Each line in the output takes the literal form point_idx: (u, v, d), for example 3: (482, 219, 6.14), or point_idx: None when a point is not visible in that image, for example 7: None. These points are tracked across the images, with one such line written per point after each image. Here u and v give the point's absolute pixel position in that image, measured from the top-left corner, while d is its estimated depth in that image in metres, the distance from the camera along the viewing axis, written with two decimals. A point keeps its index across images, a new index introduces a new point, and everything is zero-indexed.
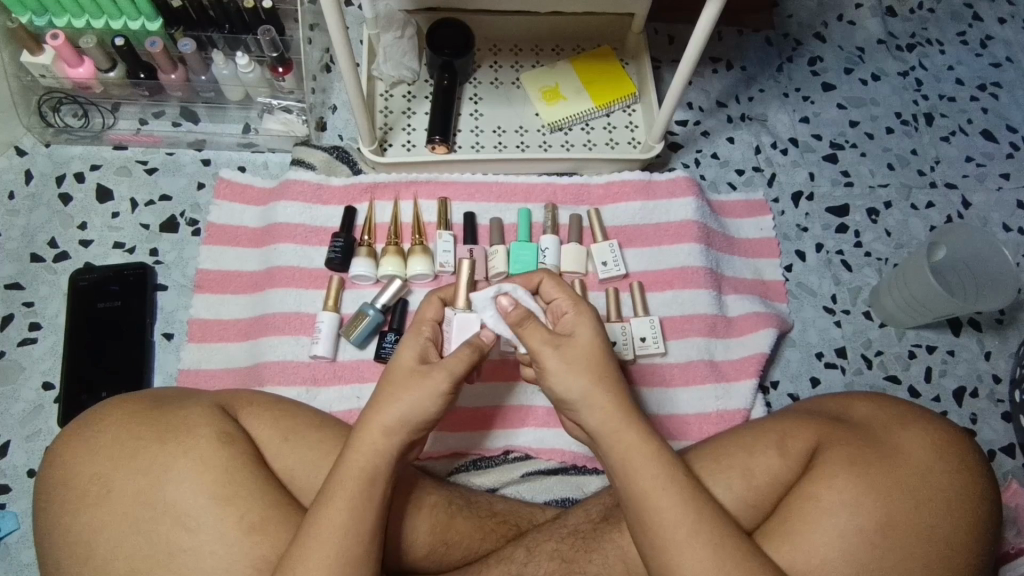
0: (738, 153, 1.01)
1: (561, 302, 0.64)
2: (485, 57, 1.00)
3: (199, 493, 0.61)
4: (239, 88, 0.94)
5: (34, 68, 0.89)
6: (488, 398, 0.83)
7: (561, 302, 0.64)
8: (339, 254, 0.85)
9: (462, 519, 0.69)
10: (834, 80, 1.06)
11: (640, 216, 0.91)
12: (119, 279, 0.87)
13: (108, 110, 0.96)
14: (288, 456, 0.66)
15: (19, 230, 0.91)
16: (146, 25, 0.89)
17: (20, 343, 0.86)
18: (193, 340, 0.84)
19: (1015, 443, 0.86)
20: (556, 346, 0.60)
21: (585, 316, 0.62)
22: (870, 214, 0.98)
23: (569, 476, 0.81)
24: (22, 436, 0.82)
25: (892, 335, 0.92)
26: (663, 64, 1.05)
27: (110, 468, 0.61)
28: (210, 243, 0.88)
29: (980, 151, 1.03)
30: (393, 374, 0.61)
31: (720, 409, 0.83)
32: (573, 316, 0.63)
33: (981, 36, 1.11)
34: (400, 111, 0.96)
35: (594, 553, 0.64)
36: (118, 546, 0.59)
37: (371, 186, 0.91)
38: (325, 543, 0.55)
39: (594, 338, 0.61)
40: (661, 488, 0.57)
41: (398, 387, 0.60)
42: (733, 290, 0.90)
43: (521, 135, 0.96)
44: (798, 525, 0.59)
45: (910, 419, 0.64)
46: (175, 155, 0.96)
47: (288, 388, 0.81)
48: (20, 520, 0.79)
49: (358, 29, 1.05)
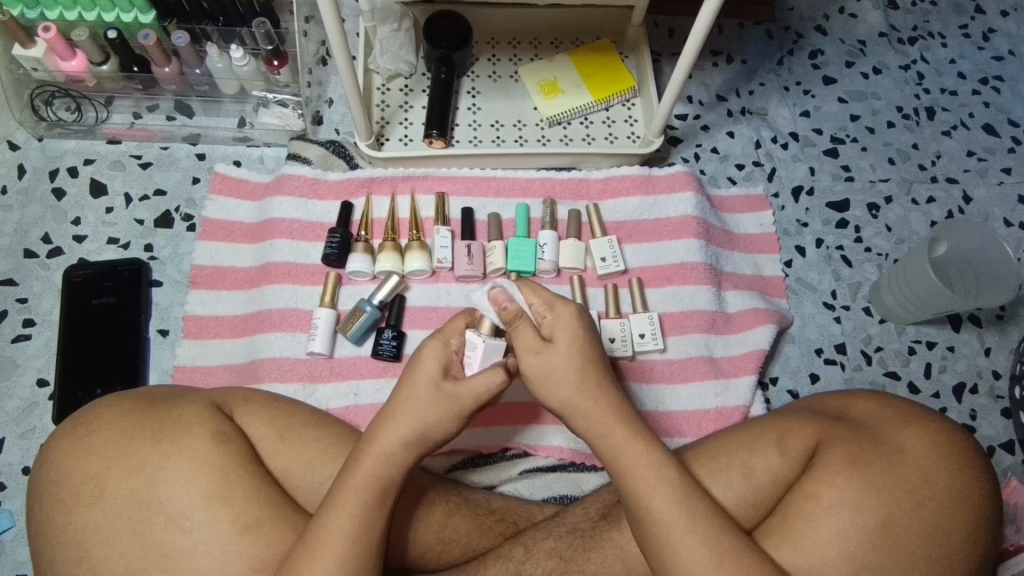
0: (738, 147, 1.00)
1: (537, 306, 0.62)
2: (483, 51, 0.99)
3: (194, 493, 0.60)
4: (235, 82, 0.93)
5: (26, 62, 0.88)
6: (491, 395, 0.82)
7: (534, 306, 0.62)
8: (335, 249, 0.84)
9: (460, 518, 0.69)
10: (835, 74, 1.05)
11: (640, 211, 0.90)
12: (113, 276, 0.86)
13: (102, 104, 0.95)
14: (285, 456, 0.65)
15: (12, 226, 0.90)
16: (139, 18, 0.87)
17: (15, 340, 0.85)
18: (189, 336, 0.83)
19: (1015, 439, 0.86)
20: (538, 353, 0.60)
21: (566, 315, 0.61)
22: (871, 210, 0.97)
23: (568, 474, 0.81)
24: (16, 433, 0.81)
25: (892, 331, 0.91)
26: (663, 57, 1.04)
27: (104, 468, 0.61)
28: (205, 238, 0.88)
29: (981, 145, 1.02)
30: (407, 381, 0.60)
31: (720, 406, 0.83)
32: (553, 318, 0.61)
33: (984, 29, 1.10)
34: (397, 105, 0.95)
35: (593, 551, 0.64)
36: (112, 547, 0.59)
37: (368, 180, 0.90)
38: (331, 547, 0.55)
39: (576, 340, 0.60)
40: (654, 485, 0.57)
41: (406, 389, 0.60)
42: (733, 286, 0.89)
43: (519, 129, 0.95)
44: (798, 524, 0.59)
45: (911, 418, 0.63)
46: (169, 149, 0.95)
47: (285, 385, 0.81)
48: (15, 517, 0.78)
49: (355, 21, 1.04)
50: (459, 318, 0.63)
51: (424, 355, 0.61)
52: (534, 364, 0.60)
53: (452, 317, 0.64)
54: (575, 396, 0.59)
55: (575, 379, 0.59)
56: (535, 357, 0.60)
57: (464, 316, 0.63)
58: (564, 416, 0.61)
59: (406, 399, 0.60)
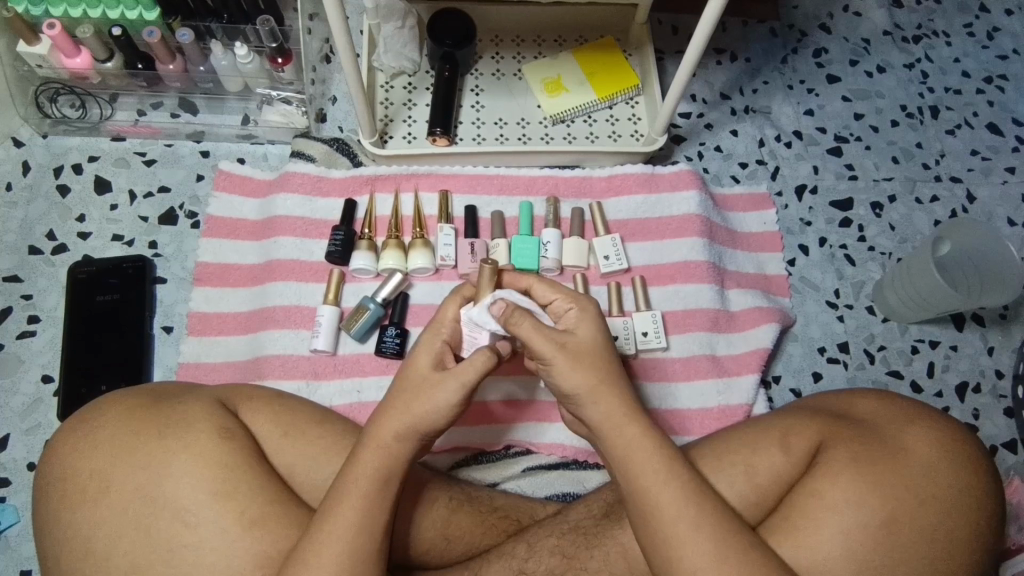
0: (742, 146, 1.00)
1: (559, 303, 0.63)
2: (487, 49, 0.99)
3: (200, 489, 0.60)
4: (239, 79, 0.93)
5: (31, 59, 0.88)
6: (494, 391, 0.82)
7: (557, 303, 0.63)
8: (338, 247, 0.84)
9: (463, 515, 0.69)
10: (839, 72, 1.05)
11: (643, 210, 0.90)
12: (118, 272, 0.86)
13: (106, 101, 0.95)
14: (289, 453, 0.65)
15: (17, 222, 0.90)
16: (144, 14, 0.87)
17: (19, 336, 0.86)
18: (193, 333, 0.84)
19: (1017, 438, 0.86)
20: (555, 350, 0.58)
21: (588, 314, 0.62)
22: (875, 209, 0.97)
23: (570, 472, 0.81)
24: (21, 429, 0.82)
25: (895, 330, 0.91)
26: (666, 55, 1.03)
27: (109, 465, 0.61)
28: (210, 235, 0.88)
29: (985, 144, 1.02)
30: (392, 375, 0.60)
31: (722, 405, 0.83)
32: (576, 313, 0.62)
33: (988, 28, 1.10)
34: (401, 102, 0.95)
35: (596, 549, 0.64)
36: (117, 542, 0.59)
37: (372, 178, 0.90)
38: (337, 541, 0.55)
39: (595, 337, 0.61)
40: (663, 482, 0.57)
41: (403, 384, 0.60)
42: (736, 285, 0.89)
43: (522, 127, 0.96)
44: (801, 522, 0.59)
45: (915, 417, 0.63)
46: (173, 147, 0.95)
47: (288, 382, 0.81)
48: (20, 513, 0.79)
49: (358, 19, 1.04)
50: (450, 303, 0.63)
51: (431, 350, 0.61)
52: (553, 358, 0.58)
53: (441, 304, 0.63)
54: (591, 390, 0.59)
55: (593, 378, 0.59)
56: (553, 352, 0.58)
57: (456, 300, 0.63)
58: (570, 408, 0.60)
59: (404, 393, 0.60)
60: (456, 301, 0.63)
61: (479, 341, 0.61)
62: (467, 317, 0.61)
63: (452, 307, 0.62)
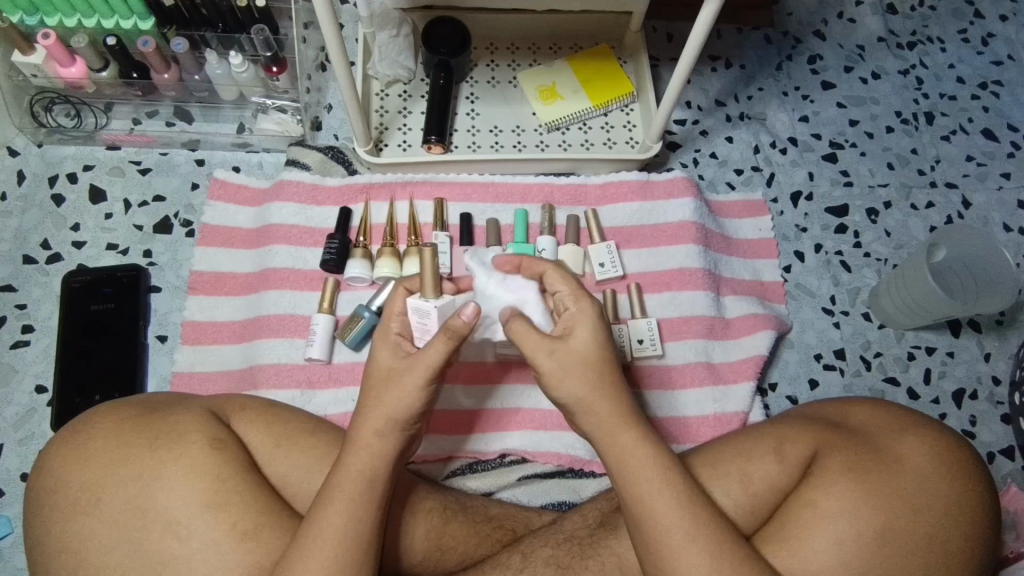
0: (738, 153, 1.00)
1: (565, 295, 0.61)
2: (482, 56, 0.99)
3: (191, 501, 0.60)
4: (234, 88, 0.92)
5: (26, 68, 0.88)
6: (445, 403, 0.81)
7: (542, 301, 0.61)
8: (334, 255, 0.84)
9: (458, 525, 0.69)
10: (834, 79, 1.05)
11: (638, 217, 0.90)
12: (112, 282, 0.86)
13: (101, 110, 0.95)
14: (282, 463, 0.65)
15: (11, 231, 0.90)
16: (138, 24, 0.88)
17: (14, 346, 0.85)
18: (188, 342, 0.84)
19: (1015, 445, 0.85)
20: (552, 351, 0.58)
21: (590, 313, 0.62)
22: (870, 214, 0.97)
23: (566, 481, 0.81)
24: (15, 440, 0.82)
25: (891, 335, 0.91)
26: (660, 62, 1.04)
27: (98, 477, 0.61)
28: (204, 244, 0.88)
29: (980, 150, 1.02)
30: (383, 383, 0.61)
31: (718, 412, 0.83)
32: (583, 311, 0.61)
33: (983, 34, 1.10)
34: (396, 111, 0.95)
35: (591, 559, 0.63)
36: (108, 554, 0.59)
37: (366, 186, 0.90)
38: (332, 551, 0.55)
39: (603, 334, 0.60)
40: (660, 490, 0.56)
41: None
42: (731, 292, 0.89)
43: (518, 135, 0.96)
44: (798, 532, 0.59)
45: (910, 426, 0.63)
46: (169, 155, 0.96)
47: (283, 392, 0.81)
48: (13, 524, 0.78)
49: (353, 27, 1.04)
50: (396, 297, 0.63)
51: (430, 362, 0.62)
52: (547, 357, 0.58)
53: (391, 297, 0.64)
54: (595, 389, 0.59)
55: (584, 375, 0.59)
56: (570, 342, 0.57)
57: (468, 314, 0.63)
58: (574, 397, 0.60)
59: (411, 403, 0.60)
60: (401, 292, 0.64)
61: (430, 329, 0.61)
62: (413, 307, 0.62)
63: (398, 300, 0.63)
